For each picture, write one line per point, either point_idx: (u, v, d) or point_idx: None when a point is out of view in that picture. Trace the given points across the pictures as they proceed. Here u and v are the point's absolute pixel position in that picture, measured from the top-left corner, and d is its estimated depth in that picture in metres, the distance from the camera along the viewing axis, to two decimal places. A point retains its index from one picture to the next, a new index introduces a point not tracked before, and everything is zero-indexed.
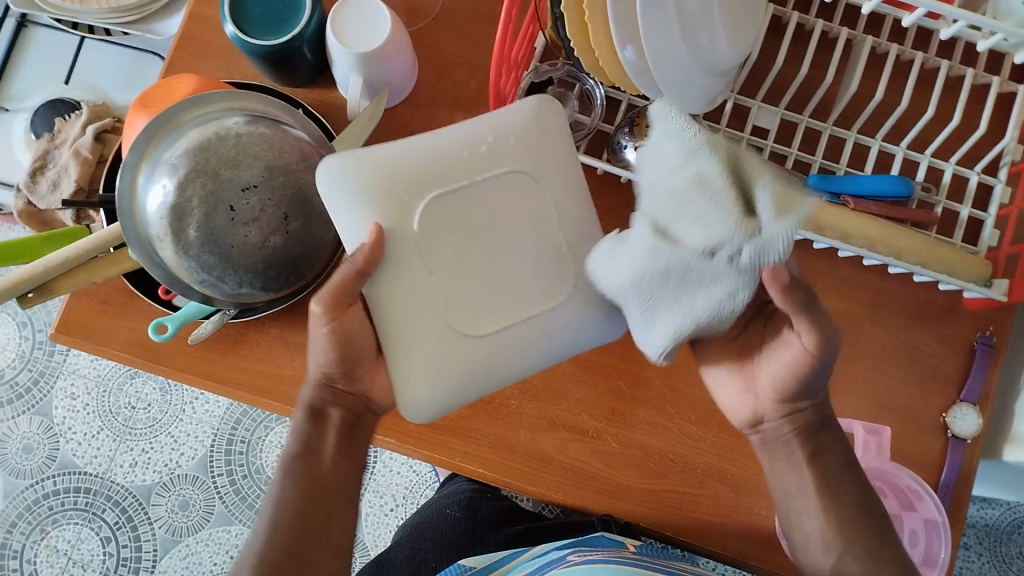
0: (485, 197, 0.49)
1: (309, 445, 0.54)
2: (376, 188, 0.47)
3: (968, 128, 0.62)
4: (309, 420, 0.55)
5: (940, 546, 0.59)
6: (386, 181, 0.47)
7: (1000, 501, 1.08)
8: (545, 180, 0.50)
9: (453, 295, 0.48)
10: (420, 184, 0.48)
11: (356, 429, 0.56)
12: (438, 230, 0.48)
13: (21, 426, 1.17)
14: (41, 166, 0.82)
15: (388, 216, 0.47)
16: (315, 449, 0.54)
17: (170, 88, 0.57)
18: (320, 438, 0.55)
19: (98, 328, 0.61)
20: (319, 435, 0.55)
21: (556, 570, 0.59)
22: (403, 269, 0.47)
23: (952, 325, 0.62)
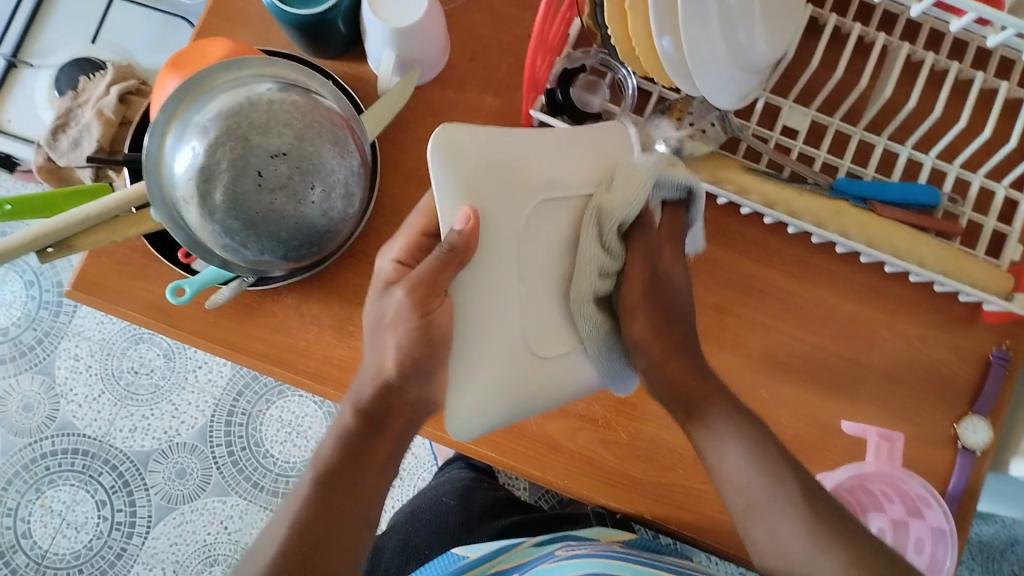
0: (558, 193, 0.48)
1: (358, 452, 0.49)
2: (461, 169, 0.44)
3: (998, 142, 0.62)
4: (363, 429, 0.50)
5: (945, 554, 0.58)
6: (479, 169, 0.45)
7: (996, 519, 1.08)
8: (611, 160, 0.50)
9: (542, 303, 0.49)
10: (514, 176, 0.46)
11: (403, 445, 0.52)
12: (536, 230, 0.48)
13: (23, 383, 1.17)
14: (63, 123, 0.81)
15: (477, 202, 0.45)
16: (354, 466, 0.49)
17: (202, 51, 0.57)
18: (372, 449, 0.50)
19: (113, 286, 0.61)
20: (371, 443, 0.50)
21: (542, 565, 0.58)
22: (487, 263, 0.46)
23: (969, 338, 0.61)
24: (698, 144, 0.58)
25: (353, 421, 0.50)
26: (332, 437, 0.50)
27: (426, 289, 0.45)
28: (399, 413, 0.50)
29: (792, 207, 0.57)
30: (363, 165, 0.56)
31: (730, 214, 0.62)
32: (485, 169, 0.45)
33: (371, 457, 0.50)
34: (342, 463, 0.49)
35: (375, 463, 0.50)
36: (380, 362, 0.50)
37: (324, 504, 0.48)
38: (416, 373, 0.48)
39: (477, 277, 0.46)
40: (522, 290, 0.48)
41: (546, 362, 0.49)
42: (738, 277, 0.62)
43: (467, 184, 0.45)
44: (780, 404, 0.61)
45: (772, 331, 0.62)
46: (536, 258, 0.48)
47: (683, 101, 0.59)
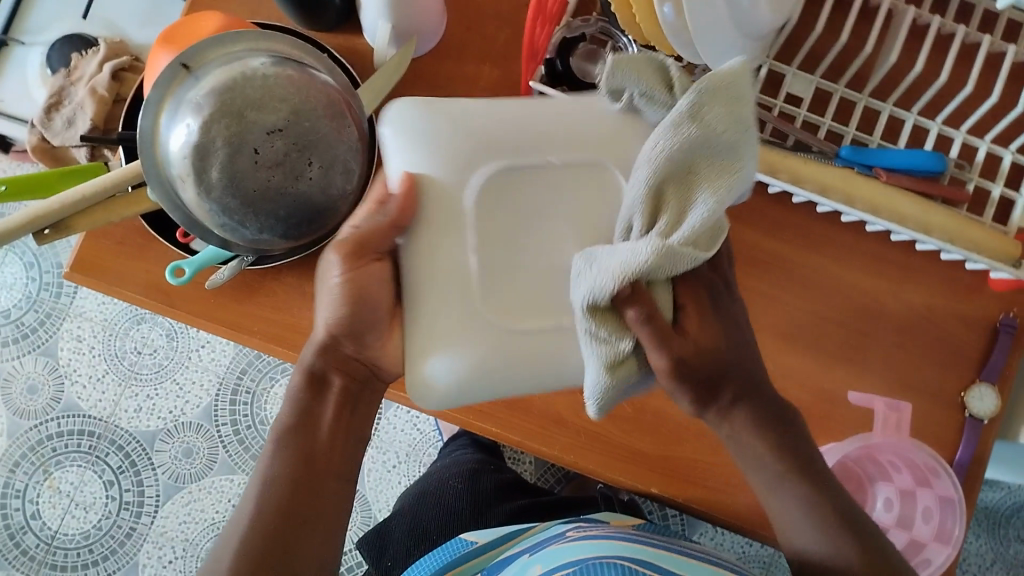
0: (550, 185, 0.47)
1: (307, 415, 0.52)
2: (443, 138, 0.45)
3: (1006, 107, 0.61)
4: (310, 389, 0.52)
5: (953, 522, 0.58)
6: (465, 140, 0.46)
7: (1002, 486, 1.08)
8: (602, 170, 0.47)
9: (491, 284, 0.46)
10: (498, 147, 0.46)
11: (356, 399, 0.54)
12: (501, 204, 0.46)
13: (26, 365, 1.17)
14: (56, 103, 0.80)
15: (424, 169, 0.45)
16: (309, 419, 0.52)
17: (194, 26, 0.56)
18: (318, 406, 0.53)
19: (112, 267, 0.60)
20: (317, 403, 0.53)
21: (553, 544, 0.58)
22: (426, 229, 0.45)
23: (977, 306, 0.61)
24: None
25: (297, 382, 0.53)
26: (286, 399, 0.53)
27: (359, 247, 0.47)
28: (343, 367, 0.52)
29: (797, 175, 0.56)
30: (361, 140, 0.55)
31: (734, 186, 0.61)
32: (457, 135, 0.46)
33: (321, 419, 0.53)
34: (295, 427, 0.52)
35: (331, 429, 0.53)
36: (315, 327, 0.52)
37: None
38: (362, 326, 0.50)
39: (424, 239, 0.45)
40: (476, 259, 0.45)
41: (522, 333, 0.46)
42: (742, 248, 0.61)
43: (440, 151, 0.45)
44: (785, 375, 0.61)
45: (777, 302, 0.61)
46: (491, 224, 0.46)
47: (686, 70, 0.58)
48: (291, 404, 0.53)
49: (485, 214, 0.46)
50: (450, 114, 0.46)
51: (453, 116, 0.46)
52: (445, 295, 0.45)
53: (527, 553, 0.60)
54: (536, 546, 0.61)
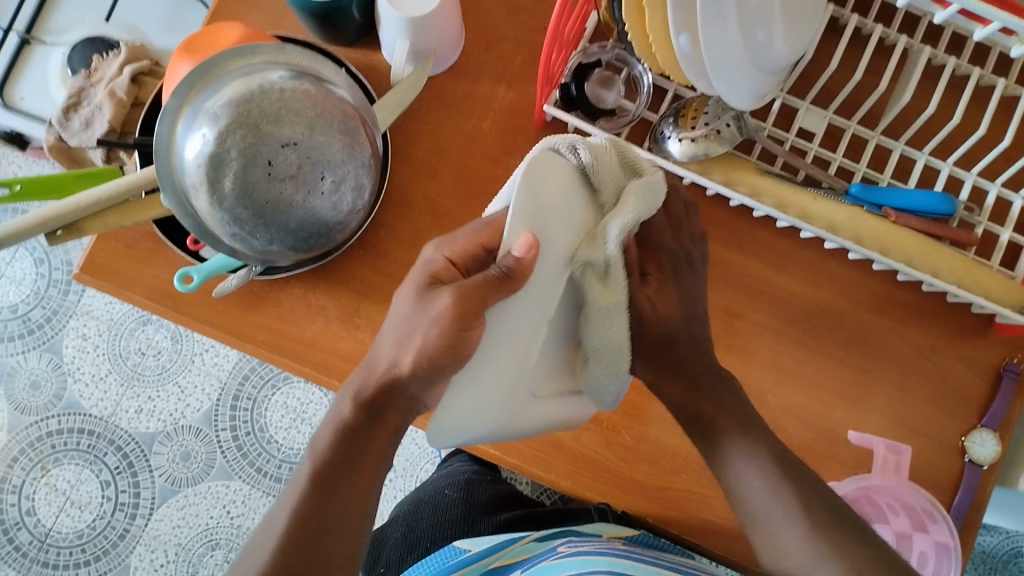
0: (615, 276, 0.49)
1: (354, 440, 0.48)
2: (543, 201, 0.45)
3: (1017, 152, 0.61)
4: (362, 419, 0.48)
5: (949, 568, 0.58)
6: (548, 203, 0.45)
7: (1000, 529, 1.07)
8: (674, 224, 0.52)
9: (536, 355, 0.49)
10: (567, 213, 0.46)
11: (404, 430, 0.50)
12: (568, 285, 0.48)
13: (30, 361, 1.18)
14: (75, 104, 0.81)
15: (535, 228, 0.45)
16: (353, 455, 0.48)
17: (215, 37, 0.56)
18: (370, 442, 0.49)
19: (121, 271, 0.61)
20: (368, 433, 0.49)
21: (545, 561, 0.58)
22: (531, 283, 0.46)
23: (980, 349, 0.61)
24: (714, 144, 0.57)
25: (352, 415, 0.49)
26: (330, 424, 0.49)
27: (472, 304, 0.44)
28: (398, 404, 0.49)
29: (806, 211, 0.57)
30: (374, 158, 0.56)
31: (742, 218, 0.61)
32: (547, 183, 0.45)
33: (370, 447, 0.49)
34: (340, 455, 0.48)
35: (372, 454, 0.49)
36: (377, 353, 0.49)
37: (329, 505, 0.47)
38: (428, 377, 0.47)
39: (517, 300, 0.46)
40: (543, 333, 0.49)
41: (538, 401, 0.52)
42: (747, 280, 0.61)
43: (532, 215, 0.44)
44: (785, 409, 0.61)
45: (779, 336, 0.61)
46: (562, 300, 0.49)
47: (700, 100, 0.58)
48: (332, 436, 0.49)
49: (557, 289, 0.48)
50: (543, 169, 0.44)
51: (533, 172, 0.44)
52: (511, 354, 0.47)
53: (520, 569, 0.60)
54: (529, 559, 0.60)
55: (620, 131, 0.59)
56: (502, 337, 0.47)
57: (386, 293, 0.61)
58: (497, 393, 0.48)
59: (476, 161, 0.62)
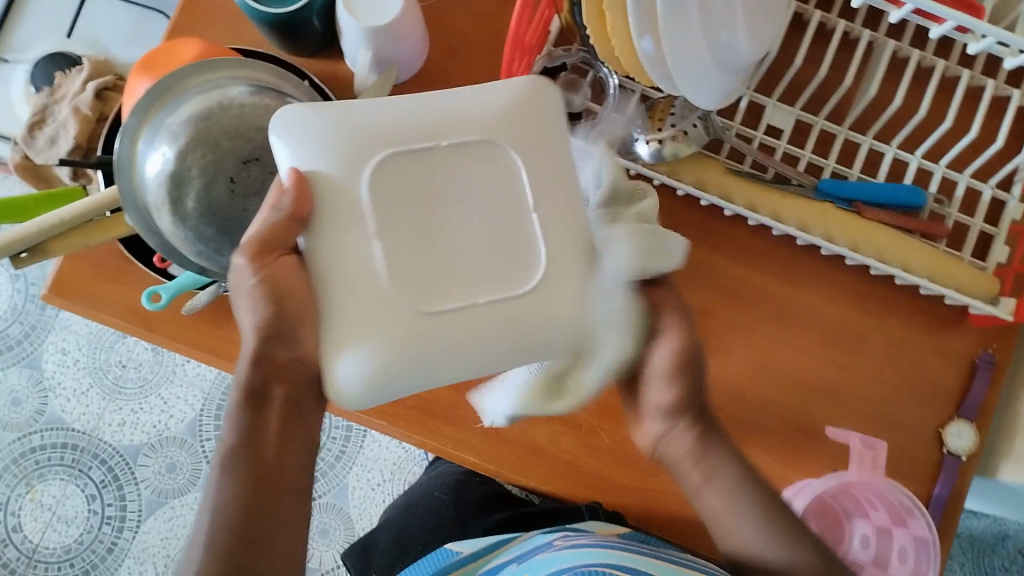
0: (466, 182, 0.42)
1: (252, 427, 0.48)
2: (319, 132, 0.42)
3: (985, 142, 0.61)
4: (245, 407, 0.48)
5: (928, 563, 0.58)
6: (346, 128, 0.42)
7: (986, 513, 1.08)
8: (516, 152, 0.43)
9: (405, 263, 0.41)
10: (373, 131, 0.41)
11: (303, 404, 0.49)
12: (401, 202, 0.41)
13: (11, 378, 1.17)
14: (39, 121, 0.80)
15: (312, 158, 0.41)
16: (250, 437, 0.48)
17: (174, 53, 0.55)
18: (255, 424, 0.49)
19: (91, 291, 0.60)
20: (259, 422, 0.48)
21: (541, 556, 0.58)
22: (324, 216, 0.41)
23: (955, 340, 0.61)
24: (681, 146, 0.57)
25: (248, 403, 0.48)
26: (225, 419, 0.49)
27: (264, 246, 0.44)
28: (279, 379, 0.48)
29: (776, 209, 0.57)
30: None
31: (714, 216, 0.61)
32: (349, 131, 0.41)
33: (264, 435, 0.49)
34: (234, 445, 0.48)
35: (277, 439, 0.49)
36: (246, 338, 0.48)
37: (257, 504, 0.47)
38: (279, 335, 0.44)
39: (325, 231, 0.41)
40: (399, 248, 0.41)
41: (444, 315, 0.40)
42: (721, 278, 0.61)
43: (328, 140, 0.41)
44: (762, 408, 0.61)
45: (756, 333, 0.61)
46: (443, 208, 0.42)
47: (667, 101, 0.58)
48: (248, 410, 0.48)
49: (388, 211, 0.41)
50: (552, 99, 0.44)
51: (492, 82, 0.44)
52: (359, 276, 0.40)
53: (516, 565, 0.60)
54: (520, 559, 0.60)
55: None
56: (337, 326, 0.40)
57: None
58: (364, 311, 0.40)
59: None
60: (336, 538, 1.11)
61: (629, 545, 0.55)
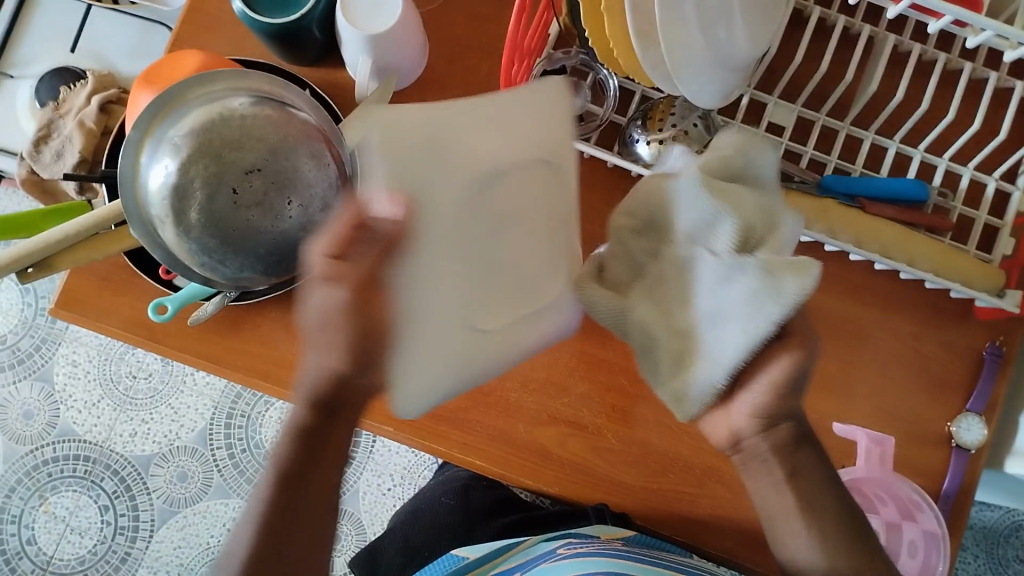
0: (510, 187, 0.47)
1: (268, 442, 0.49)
2: (409, 150, 0.43)
3: (988, 134, 0.61)
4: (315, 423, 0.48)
5: (937, 556, 0.59)
6: (409, 145, 0.43)
7: (999, 505, 1.07)
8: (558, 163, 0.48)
9: (465, 278, 0.46)
10: (452, 161, 0.44)
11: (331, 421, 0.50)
12: (473, 209, 0.46)
13: (22, 391, 1.17)
14: (45, 135, 0.81)
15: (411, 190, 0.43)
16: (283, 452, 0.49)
17: (175, 66, 0.56)
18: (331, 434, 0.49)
19: (98, 304, 0.61)
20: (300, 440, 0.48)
21: (544, 564, 0.59)
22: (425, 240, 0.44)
23: (962, 333, 0.60)
24: (683, 143, 0.56)
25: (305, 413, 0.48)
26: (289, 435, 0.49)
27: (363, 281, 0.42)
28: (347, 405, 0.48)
29: (779, 204, 0.55)
30: (343, 178, 0.55)
31: None
32: (433, 148, 0.43)
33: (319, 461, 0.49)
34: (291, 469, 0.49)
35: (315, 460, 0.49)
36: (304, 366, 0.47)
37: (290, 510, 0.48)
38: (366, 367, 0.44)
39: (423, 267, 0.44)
40: (460, 267, 0.46)
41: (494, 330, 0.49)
42: None
43: (395, 162, 0.42)
44: None
45: None
46: (503, 211, 0.47)
47: (666, 101, 0.58)
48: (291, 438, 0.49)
49: (463, 225, 0.45)
50: (563, 109, 0.47)
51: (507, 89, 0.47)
52: (446, 289, 0.45)
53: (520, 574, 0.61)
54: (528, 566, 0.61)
55: (588, 136, 0.59)
56: (415, 348, 0.45)
57: None
58: (439, 335, 0.46)
59: None
60: (348, 544, 1.11)
61: (634, 553, 0.57)
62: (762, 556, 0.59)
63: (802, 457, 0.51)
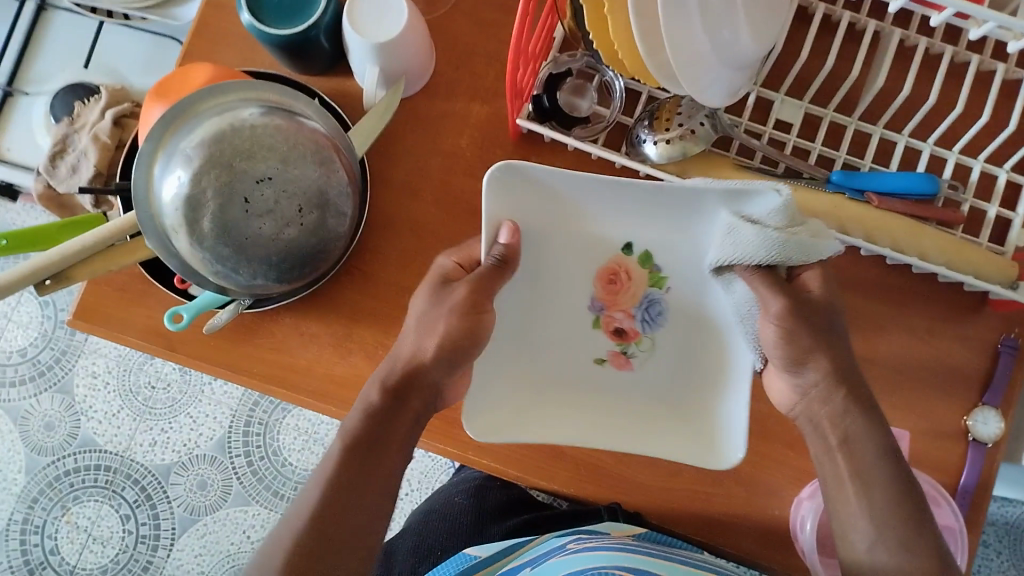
0: (565, 219, 0.58)
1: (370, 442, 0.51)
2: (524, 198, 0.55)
3: (997, 127, 0.61)
4: (388, 402, 0.52)
5: (955, 554, 0.57)
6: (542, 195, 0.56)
7: (1021, 500, 1.06)
8: (550, 205, 0.56)
9: (567, 286, 0.59)
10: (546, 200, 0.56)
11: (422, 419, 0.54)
12: (558, 228, 0.58)
13: (43, 403, 1.19)
14: (60, 150, 0.82)
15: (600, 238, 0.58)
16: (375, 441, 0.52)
17: (186, 78, 0.56)
18: (394, 425, 0.52)
19: (114, 315, 0.61)
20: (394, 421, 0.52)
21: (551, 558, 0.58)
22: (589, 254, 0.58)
23: (976, 327, 0.60)
24: (690, 144, 0.57)
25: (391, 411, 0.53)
26: (358, 416, 0.53)
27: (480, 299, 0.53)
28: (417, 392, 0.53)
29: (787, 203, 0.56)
30: (353, 184, 0.56)
31: None
32: (535, 198, 0.55)
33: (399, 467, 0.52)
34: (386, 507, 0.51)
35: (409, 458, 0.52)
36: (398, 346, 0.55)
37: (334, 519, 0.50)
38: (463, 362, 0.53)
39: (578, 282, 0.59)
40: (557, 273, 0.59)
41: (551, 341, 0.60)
42: None
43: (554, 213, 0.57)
44: None
45: None
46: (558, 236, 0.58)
47: (674, 100, 0.58)
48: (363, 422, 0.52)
49: (570, 233, 0.58)
50: (507, 185, 0.54)
51: (551, 169, 0.52)
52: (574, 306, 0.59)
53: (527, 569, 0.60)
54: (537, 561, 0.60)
55: (595, 138, 0.60)
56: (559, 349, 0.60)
57: (376, 316, 0.61)
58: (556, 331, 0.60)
59: (455, 177, 0.62)
60: None
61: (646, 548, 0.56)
62: (779, 553, 0.59)
63: (855, 423, 0.52)
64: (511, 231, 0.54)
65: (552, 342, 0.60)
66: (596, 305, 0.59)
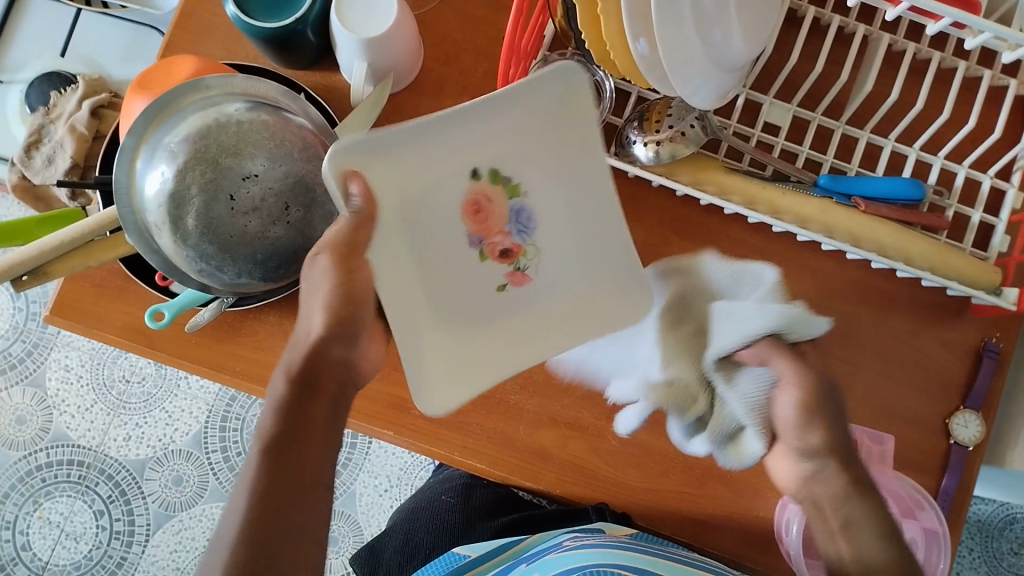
0: (420, 161, 0.54)
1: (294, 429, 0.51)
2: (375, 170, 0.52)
3: (982, 132, 0.61)
4: (298, 392, 0.52)
5: (939, 557, 0.59)
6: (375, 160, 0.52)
7: (993, 498, 1.08)
8: (399, 168, 0.54)
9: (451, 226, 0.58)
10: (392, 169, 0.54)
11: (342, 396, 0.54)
12: (409, 178, 0.55)
13: (14, 396, 1.17)
14: (36, 140, 0.80)
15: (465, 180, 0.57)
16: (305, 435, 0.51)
17: (169, 70, 0.55)
18: (309, 412, 0.52)
19: (93, 311, 0.60)
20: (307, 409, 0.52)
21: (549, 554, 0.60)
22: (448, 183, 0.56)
23: (959, 331, 0.61)
24: (679, 147, 0.57)
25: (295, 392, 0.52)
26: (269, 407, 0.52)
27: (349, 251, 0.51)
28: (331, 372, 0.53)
29: (776, 207, 0.56)
30: None
31: (713, 214, 0.61)
32: (384, 172, 0.53)
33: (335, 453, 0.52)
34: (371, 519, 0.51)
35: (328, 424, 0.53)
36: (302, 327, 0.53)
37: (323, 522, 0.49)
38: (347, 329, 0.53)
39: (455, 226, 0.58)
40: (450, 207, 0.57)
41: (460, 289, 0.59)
42: None
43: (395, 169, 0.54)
44: None
45: None
46: (415, 183, 0.55)
47: (664, 102, 0.58)
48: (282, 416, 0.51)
49: (421, 172, 0.55)
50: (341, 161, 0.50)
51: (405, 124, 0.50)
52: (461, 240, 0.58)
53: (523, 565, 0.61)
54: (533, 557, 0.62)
55: None
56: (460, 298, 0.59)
57: None
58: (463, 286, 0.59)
59: None
60: (346, 546, 1.11)
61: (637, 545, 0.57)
62: (764, 555, 0.59)
63: (855, 510, 0.54)
64: (362, 180, 0.50)
65: (462, 279, 0.59)
66: (474, 240, 0.58)
